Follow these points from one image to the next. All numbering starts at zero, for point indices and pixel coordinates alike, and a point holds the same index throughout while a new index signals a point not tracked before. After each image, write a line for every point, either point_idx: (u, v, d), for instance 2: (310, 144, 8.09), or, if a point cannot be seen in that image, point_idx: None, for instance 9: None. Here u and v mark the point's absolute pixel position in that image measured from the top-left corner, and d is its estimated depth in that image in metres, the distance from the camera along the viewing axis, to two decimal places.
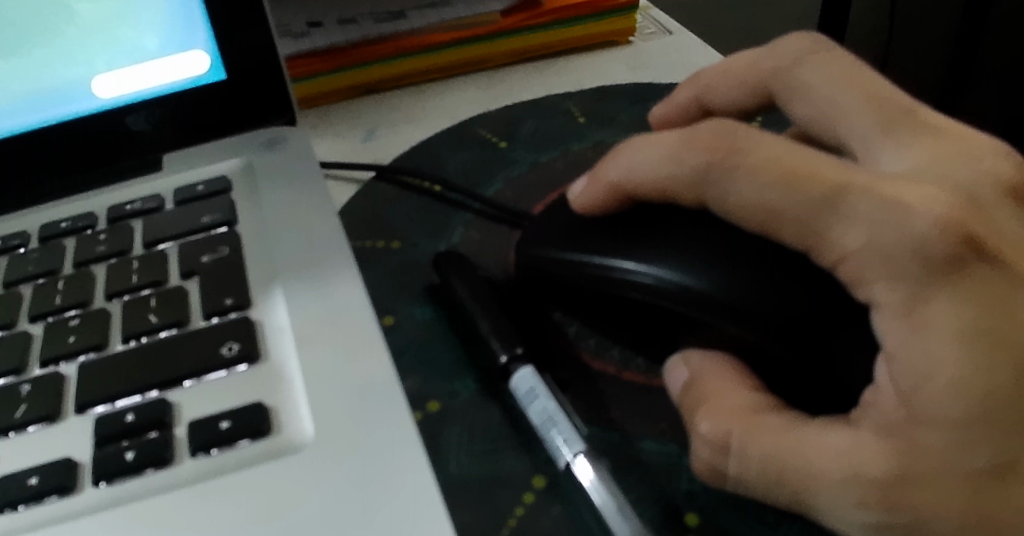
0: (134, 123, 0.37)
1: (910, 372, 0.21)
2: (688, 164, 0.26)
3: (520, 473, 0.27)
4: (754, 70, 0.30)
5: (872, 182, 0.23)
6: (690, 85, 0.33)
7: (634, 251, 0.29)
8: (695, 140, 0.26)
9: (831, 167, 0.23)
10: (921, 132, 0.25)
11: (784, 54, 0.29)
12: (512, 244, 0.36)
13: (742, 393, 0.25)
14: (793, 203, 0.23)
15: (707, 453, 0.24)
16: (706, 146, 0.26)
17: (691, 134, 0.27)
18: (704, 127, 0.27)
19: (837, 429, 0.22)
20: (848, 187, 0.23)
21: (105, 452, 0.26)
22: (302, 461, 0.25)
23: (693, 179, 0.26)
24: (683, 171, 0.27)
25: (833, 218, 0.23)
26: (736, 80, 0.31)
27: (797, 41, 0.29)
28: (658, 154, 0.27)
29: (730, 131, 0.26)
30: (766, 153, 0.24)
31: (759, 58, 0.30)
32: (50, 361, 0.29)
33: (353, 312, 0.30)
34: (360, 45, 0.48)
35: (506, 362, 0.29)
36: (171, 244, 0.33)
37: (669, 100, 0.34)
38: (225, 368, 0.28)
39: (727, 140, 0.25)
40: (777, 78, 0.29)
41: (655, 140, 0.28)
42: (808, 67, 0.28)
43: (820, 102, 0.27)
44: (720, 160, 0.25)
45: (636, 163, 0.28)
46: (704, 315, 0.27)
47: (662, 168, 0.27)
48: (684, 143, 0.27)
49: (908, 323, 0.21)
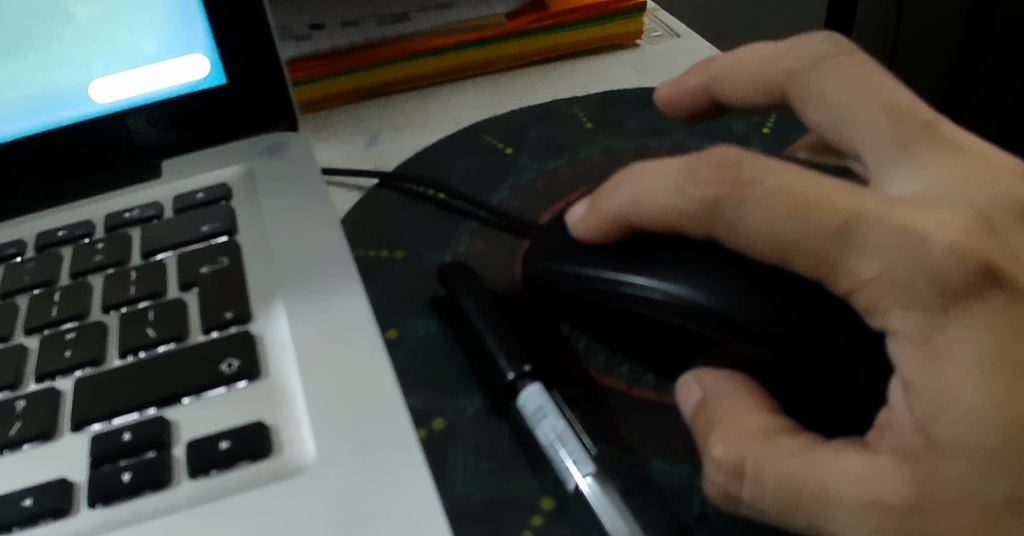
0: (134, 124, 0.36)
1: (927, 400, 0.20)
2: (694, 198, 0.25)
3: (527, 494, 0.26)
4: (768, 68, 0.29)
5: (885, 209, 0.22)
6: (703, 68, 0.32)
7: (646, 265, 0.28)
8: (700, 172, 0.25)
9: (841, 193, 0.22)
10: (939, 149, 0.24)
11: (803, 55, 0.28)
12: (518, 255, 0.35)
13: (758, 416, 0.24)
14: (802, 235, 0.22)
15: (721, 478, 0.23)
16: (711, 179, 0.24)
17: (697, 163, 0.25)
18: (710, 156, 0.25)
19: (855, 452, 0.22)
20: (860, 216, 0.22)
21: (101, 472, 0.25)
22: (304, 485, 0.24)
23: (699, 214, 0.25)
24: (689, 205, 0.25)
25: (845, 249, 0.22)
26: (748, 75, 0.30)
27: (817, 43, 0.28)
28: (661, 186, 0.26)
29: (735, 161, 0.24)
30: (773, 184, 0.23)
31: (778, 54, 0.29)
32: (46, 376, 0.28)
33: (355, 327, 0.29)
34: (362, 49, 0.47)
35: (513, 379, 0.28)
36: (170, 253, 0.32)
37: (679, 81, 0.33)
38: (224, 385, 0.27)
39: (733, 170, 0.24)
40: (794, 80, 0.28)
41: (657, 168, 0.26)
42: (826, 73, 0.27)
43: (838, 110, 0.26)
44: (728, 194, 0.24)
45: (637, 192, 0.27)
46: (718, 332, 0.26)
47: (666, 200, 0.26)
48: (689, 176, 0.25)
49: (925, 352, 0.21)
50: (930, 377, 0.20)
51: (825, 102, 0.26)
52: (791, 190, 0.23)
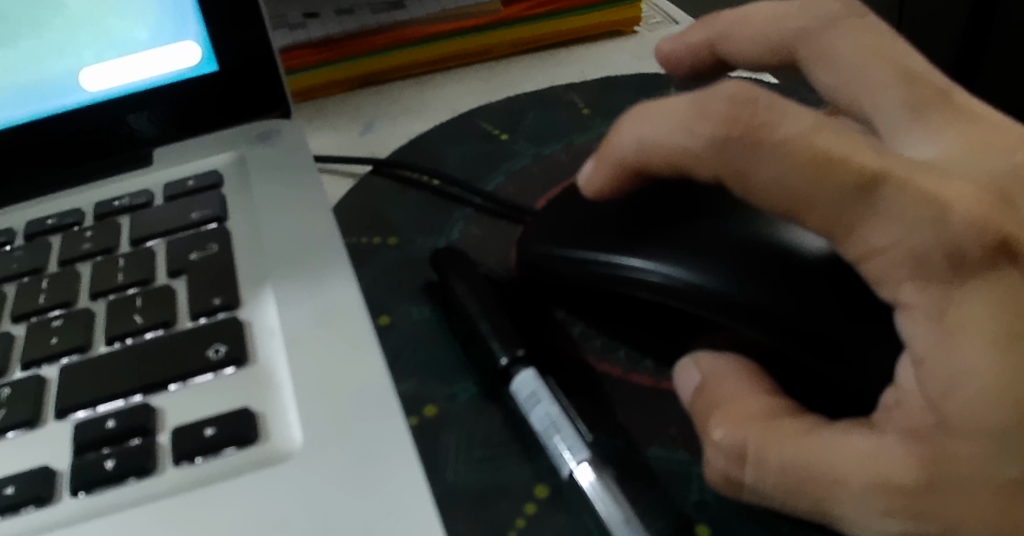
0: (135, 121, 0.36)
1: (938, 378, 0.19)
2: (700, 136, 0.23)
3: (520, 481, 0.25)
4: (777, 28, 0.28)
5: (909, 172, 0.20)
6: (708, 25, 0.31)
7: (639, 245, 0.27)
8: (711, 109, 0.23)
9: (865, 152, 0.20)
10: (952, 118, 0.23)
11: (813, 15, 0.27)
12: (511, 241, 0.34)
13: (760, 398, 0.23)
14: (816, 197, 0.21)
15: (722, 462, 0.23)
16: (724, 114, 0.23)
17: (706, 102, 0.23)
18: (723, 91, 0.23)
19: (861, 430, 0.21)
20: (883, 176, 0.20)
21: (85, 460, 0.24)
22: (291, 473, 0.24)
23: (709, 155, 0.23)
24: (696, 144, 0.23)
25: (865, 211, 0.20)
26: (757, 31, 0.29)
27: (827, 2, 0.27)
28: (671, 123, 0.24)
29: (751, 98, 0.22)
30: (789, 132, 0.21)
31: (787, 14, 0.28)
32: (32, 363, 0.27)
33: (348, 312, 0.29)
34: (358, 36, 0.46)
35: (506, 364, 0.28)
36: (160, 240, 0.31)
37: (682, 37, 0.32)
38: (212, 371, 0.26)
39: (743, 123, 0.22)
40: (802, 43, 0.27)
41: (665, 107, 0.24)
42: (840, 33, 0.26)
43: (848, 71, 0.25)
44: (739, 136, 0.22)
45: (644, 134, 0.25)
46: (715, 315, 0.25)
47: (676, 138, 0.24)
48: (698, 113, 0.23)
49: (940, 328, 0.19)
50: (941, 354, 0.19)
51: (839, 61, 0.26)
52: (811, 143, 0.21)
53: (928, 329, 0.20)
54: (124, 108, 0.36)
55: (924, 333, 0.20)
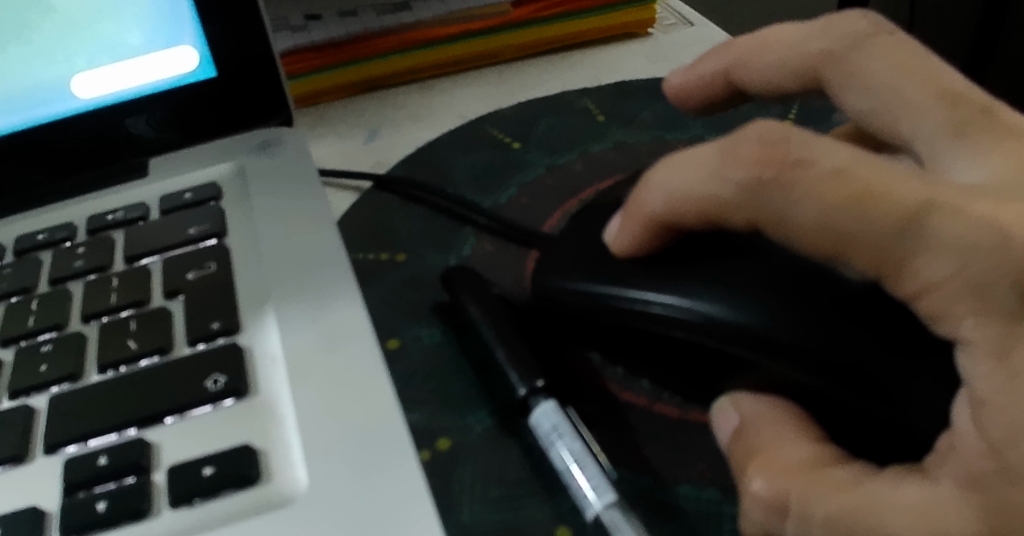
0: (134, 125, 0.35)
1: (1003, 423, 0.18)
2: (732, 183, 0.22)
3: (541, 521, 0.24)
4: (798, 51, 0.26)
5: (958, 200, 0.19)
6: (723, 52, 0.29)
7: (666, 279, 0.26)
8: (739, 152, 0.22)
9: (911, 183, 0.19)
10: (1003, 137, 0.21)
11: (838, 35, 0.26)
12: (524, 263, 0.33)
13: (799, 448, 0.21)
14: (863, 226, 0.19)
15: (760, 516, 0.21)
16: (756, 155, 0.21)
17: (735, 143, 0.22)
18: (750, 132, 0.22)
19: (912, 483, 0.19)
20: (931, 207, 0.19)
21: (75, 501, 0.23)
22: (295, 518, 0.22)
23: (743, 202, 0.21)
24: (728, 192, 0.22)
25: (915, 248, 0.19)
26: (778, 56, 0.27)
27: (854, 21, 0.26)
28: (700, 172, 0.23)
29: (782, 137, 0.21)
30: (830, 163, 0.20)
31: (810, 35, 0.26)
32: (20, 392, 0.26)
33: (353, 337, 0.27)
34: (363, 39, 0.44)
35: (524, 395, 0.26)
36: (156, 258, 0.30)
37: (693, 68, 0.30)
38: (210, 403, 0.25)
39: (780, 149, 0.21)
40: (830, 64, 0.25)
41: (692, 156, 0.23)
42: (867, 53, 0.24)
43: (881, 91, 0.24)
44: (773, 176, 0.20)
45: (674, 186, 0.24)
46: (761, 356, 0.24)
47: (709, 191, 0.23)
48: (728, 160, 0.22)
49: (1004, 368, 0.18)
50: (1005, 397, 0.18)
51: (870, 84, 0.24)
52: (850, 177, 0.19)
53: (993, 369, 0.18)
54: (122, 112, 0.34)
55: (989, 373, 0.18)
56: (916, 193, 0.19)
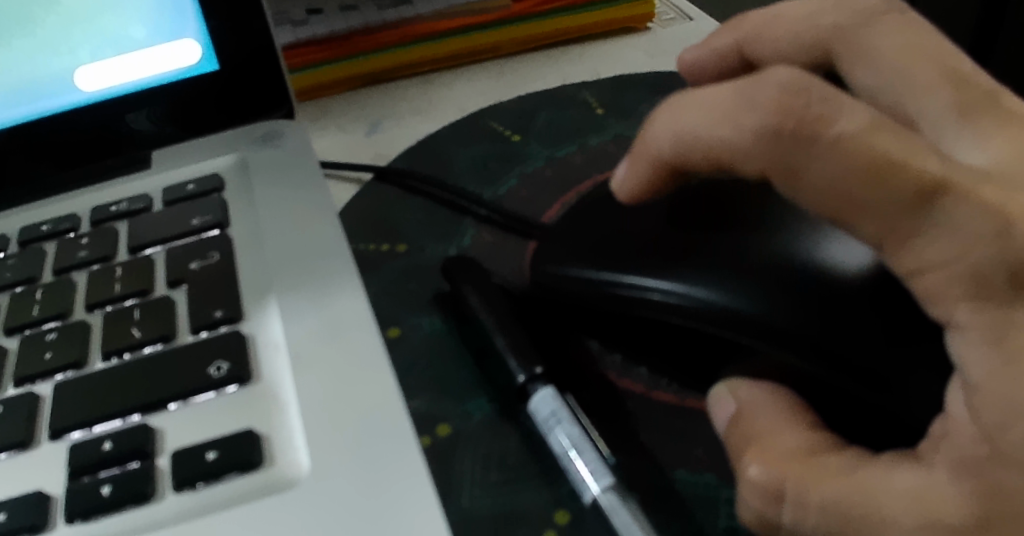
0: (134, 121, 0.35)
1: (995, 407, 0.18)
2: (746, 127, 0.21)
3: (540, 507, 0.24)
4: (808, 26, 0.27)
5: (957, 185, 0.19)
6: (734, 27, 0.28)
7: (665, 268, 0.26)
8: (762, 97, 0.21)
9: None
10: (1005, 120, 0.22)
11: (849, 12, 0.26)
12: (523, 253, 0.33)
13: (794, 433, 0.22)
14: (858, 213, 0.19)
15: (758, 501, 0.21)
16: (775, 102, 0.21)
17: (757, 88, 0.22)
18: (774, 78, 0.21)
19: (906, 467, 0.20)
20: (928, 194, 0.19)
21: (80, 485, 0.23)
22: (298, 502, 0.22)
23: (757, 148, 0.21)
24: (743, 137, 0.22)
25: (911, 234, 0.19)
26: (790, 31, 0.27)
27: None
28: (716, 113, 0.23)
29: (804, 86, 0.21)
30: (844, 129, 0.19)
31: (819, 10, 0.27)
32: (26, 380, 0.26)
33: (355, 326, 0.27)
34: (363, 33, 0.45)
35: (524, 382, 0.26)
36: (159, 248, 0.30)
37: (706, 44, 0.29)
38: (213, 390, 0.25)
39: (802, 98, 0.20)
40: (839, 40, 0.26)
41: (709, 97, 0.23)
42: (876, 29, 0.25)
43: (888, 72, 0.24)
44: (793, 127, 0.20)
45: (685, 125, 0.24)
46: (758, 342, 0.24)
47: (719, 132, 0.22)
48: (746, 102, 0.22)
49: (998, 352, 0.18)
50: (999, 381, 0.18)
51: (878, 59, 0.24)
52: (868, 145, 0.19)
53: (984, 352, 0.18)
54: (124, 106, 0.34)
55: (980, 357, 0.18)
56: (933, 165, 0.19)
